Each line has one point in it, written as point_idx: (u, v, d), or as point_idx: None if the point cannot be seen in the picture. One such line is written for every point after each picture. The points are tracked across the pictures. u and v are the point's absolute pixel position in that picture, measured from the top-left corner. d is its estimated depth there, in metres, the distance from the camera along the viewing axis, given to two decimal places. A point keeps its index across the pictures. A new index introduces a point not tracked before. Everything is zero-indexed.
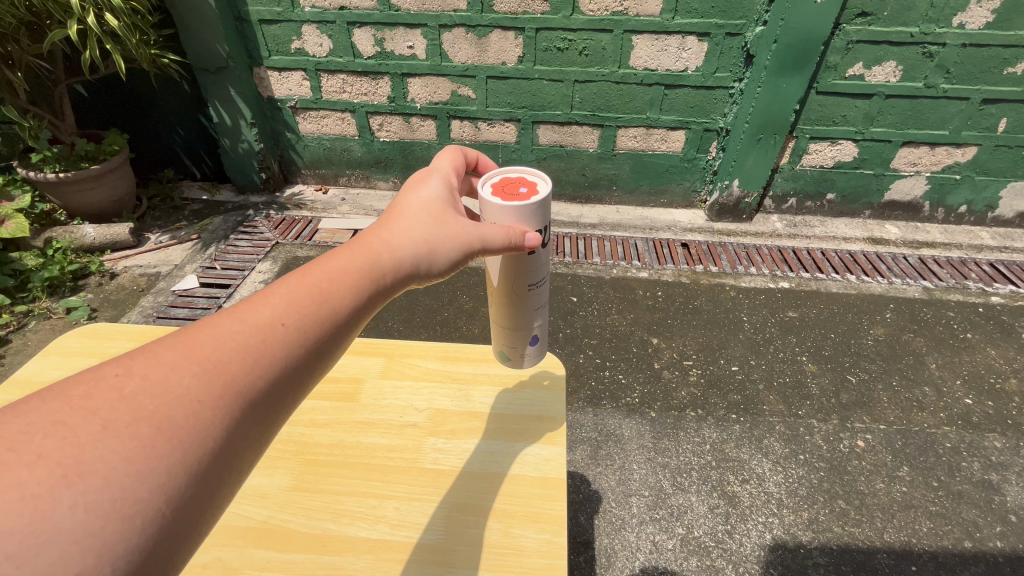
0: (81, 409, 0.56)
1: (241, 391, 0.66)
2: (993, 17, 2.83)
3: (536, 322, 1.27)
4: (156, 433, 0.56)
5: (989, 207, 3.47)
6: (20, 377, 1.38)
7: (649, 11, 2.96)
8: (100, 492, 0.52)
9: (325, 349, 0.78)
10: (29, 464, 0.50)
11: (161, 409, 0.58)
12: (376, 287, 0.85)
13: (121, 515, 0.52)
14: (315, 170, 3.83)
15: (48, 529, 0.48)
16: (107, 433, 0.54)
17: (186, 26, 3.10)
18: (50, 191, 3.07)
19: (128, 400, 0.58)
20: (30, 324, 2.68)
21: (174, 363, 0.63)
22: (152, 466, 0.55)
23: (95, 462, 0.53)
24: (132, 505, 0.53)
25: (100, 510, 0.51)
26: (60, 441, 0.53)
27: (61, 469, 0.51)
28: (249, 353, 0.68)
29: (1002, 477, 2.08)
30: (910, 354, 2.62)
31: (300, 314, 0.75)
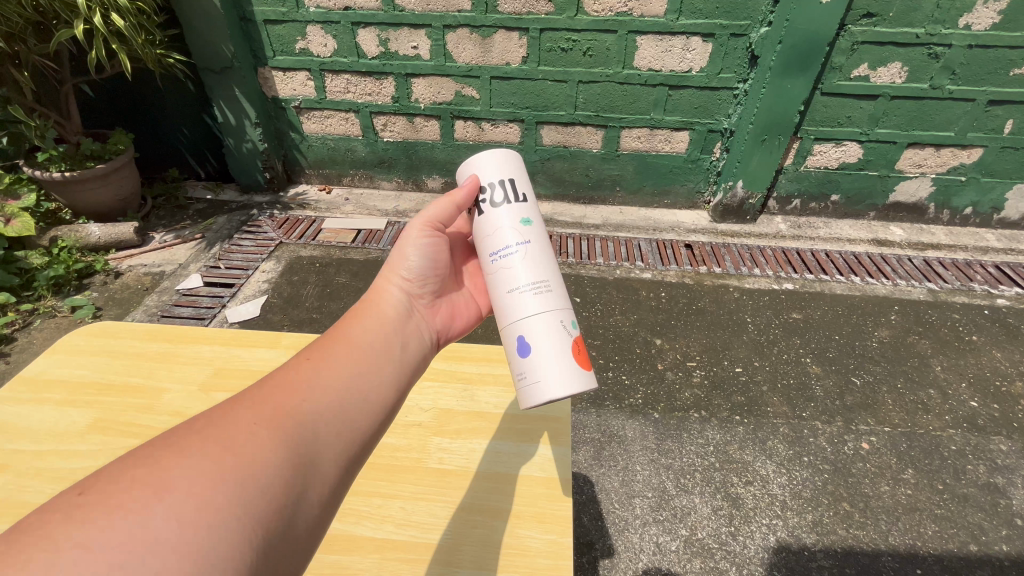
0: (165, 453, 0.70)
1: (284, 416, 0.83)
2: (999, 18, 2.81)
3: (517, 307, 1.20)
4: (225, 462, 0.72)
5: (994, 209, 3.46)
6: (27, 374, 1.38)
7: (653, 11, 2.95)
8: (186, 505, 0.65)
9: (351, 384, 0.95)
10: (131, 487, 0.64)
11: (226, 447, 0.74)
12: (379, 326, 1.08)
13: (205, 522, 0.64)
14: (319, 170, 3.84)
15: (149, 530, 0.61)
16: (188, 465, 0.69)
17: (191, 26, 3.11)
18: (55, 190, 3.09)
19: (200, 445, 0.73)
20: (35, 322, 2.70)
21: (225, 409, 0.81)
22: (229, 471, 0.71)
23: (181, 485, 0.66)
24: (212, 516, 0.66)
25: (189, 518, 0.64)
26: (150, 475, 0.67)
27: (150, 491, 0.64)
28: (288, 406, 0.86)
29: (1007, 480, 2.07)
30: (914, 356, 2.61)
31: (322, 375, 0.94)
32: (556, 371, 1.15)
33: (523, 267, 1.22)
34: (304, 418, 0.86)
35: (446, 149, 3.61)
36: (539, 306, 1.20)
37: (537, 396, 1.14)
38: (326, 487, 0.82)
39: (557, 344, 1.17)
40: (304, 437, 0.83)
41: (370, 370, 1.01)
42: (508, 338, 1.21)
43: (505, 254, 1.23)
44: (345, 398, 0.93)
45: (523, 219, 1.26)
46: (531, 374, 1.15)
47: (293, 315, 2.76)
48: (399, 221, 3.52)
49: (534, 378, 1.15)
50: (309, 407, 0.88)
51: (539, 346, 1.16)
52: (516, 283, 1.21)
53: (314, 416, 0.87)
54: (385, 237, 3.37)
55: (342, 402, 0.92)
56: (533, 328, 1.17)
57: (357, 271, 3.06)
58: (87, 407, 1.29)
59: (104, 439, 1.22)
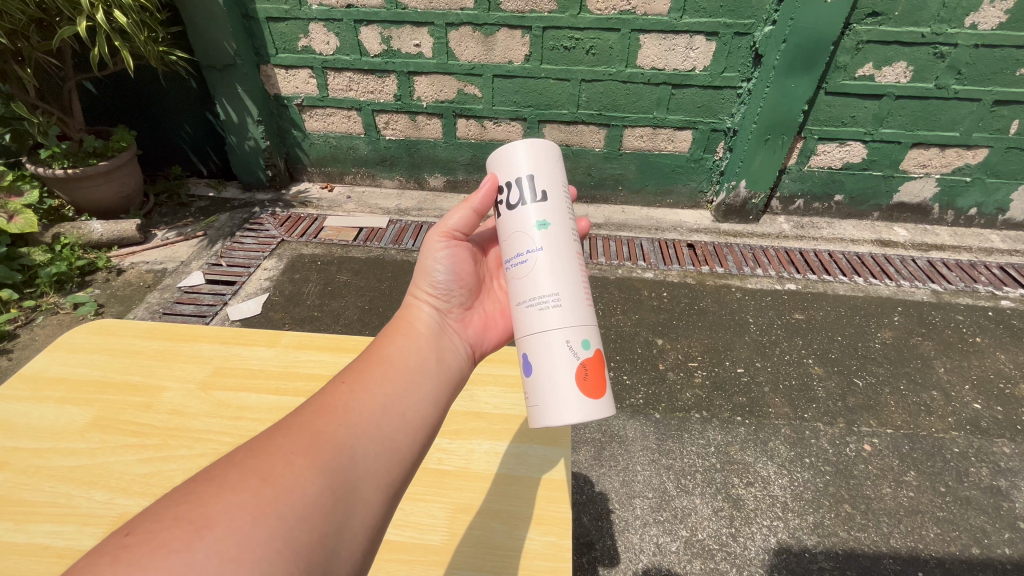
0: (208, 486, 0.71)
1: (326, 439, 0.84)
2: (1005, 18, 2.79)
3: (530, 323, 1.17)
4: (261, 493, 0.72)
5: (999, 209, 3.43)
6: (28, 372, 1.39)
7: (657, 10, 2.94)
8: (225, 541, 0.65)
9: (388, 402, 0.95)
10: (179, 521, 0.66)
11: (264, 476, 0.74)
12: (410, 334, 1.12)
13: (244, 559, 0.64)
14: (321, 168, 3.84)
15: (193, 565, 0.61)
16: (226, 499, 0.69)
17: (194, 23, 3.11)
18: (58, 187, 3.09)
19: (240, 475, 0.74)
20: (37, 319, 2.70)
21: (267, 438, 0.82)
22: (273, 501, 0.71)
23: (218, 520, 0.66)
24: (252, 551, 0.66)
25: (228, 554, 0.64)
26: (192, 508, 0.68)
27: (194, 526, 0.65)
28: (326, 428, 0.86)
29: (1011, 483, 2.06)
30: (917, 358, 2.60)
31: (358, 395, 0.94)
32: (564, 394, 1.12)
33: (536, 276, 1.17)
34: (347, 441, 0.86)
35: (449, 147, 3.61)
36: (551, 321, 1.15)
37: (542, 419, 1.13)
38: (371, 512, 0.82)
39: (566, 364, 1.13)
40: (347, 460, 0.83)
41: (408, 388, 1.00)
42: (522, 353, 1.19)
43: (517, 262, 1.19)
44: (385, 419, 0.93)
45: (540, 221, 1.19)
46: (537, 397, 1.15)
47: (294, 313, 2.76)
48: (400, 219, 3.52)
49: (539, 402, 1.14)
50: (351, 429, 0.88)
51: (545, 369, 1.14)
52: (528, 294, 1.17)
53: (357, 439, 0.87)
54: (386, 235, 3.36)
55: (382, 420, 0.92)
56: (540, 350, 1.15)
57: (358, 270, 3.06)
58: (87, 405, 1.29)
59: (104, 437, 1.22)
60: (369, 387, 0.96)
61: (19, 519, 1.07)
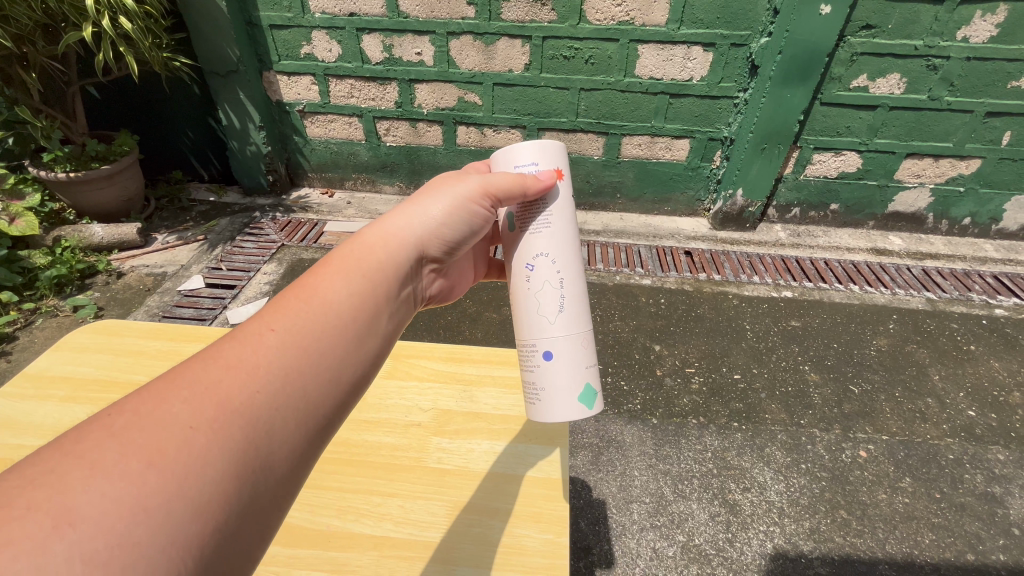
0: (83, 454, 0.60)
1: (221, 435, 0.66)
2: (996, 31, 2.84)
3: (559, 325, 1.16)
4: (149, 465, 0.60)
5: (993, 219, 3.47)
6: (31, 371, 1.40)
7: (655, 21, 2.99)
8: (95, 542, 0.54)
9: (311, 397, 0.77)
10: (24, 517, 0.53)
11: (153, 441, 0.62)
12: (361, 298, 0.89)
13: (125, 556, 0.55)
14: (321, 174, 3.87)
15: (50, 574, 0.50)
16: (97, 475, 0.58)
17: (198, 31, 3.15)
18: (60, 190, 3.11)
19: (124, 438, 0.62)
20: (36, 322, 2.71)
21: (173, 383, 0.70)
22: (166, 479, 0.60)
23: (86, 509, 0.55)
24: (131, 550, 0.55)
25: (96, 560, 0.53)
26: (50, 489, 0.56)
27: (53, 520, 0.54)
28: (245, 375, 0.72)
29: (1005, 490, 2.07)
30: (913, 365, 2.62)
31: (289, 332, 0.79)
32: (572, 384, 1.15)
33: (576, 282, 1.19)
34: (264, 420, 0.71)
35: (449, 154, 3.64)
36: (580, 319, 1.18)
37: (559, 396, 1.15)
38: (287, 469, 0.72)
39: (579, 362, 1.16)
40: (262, 451, 0.69)
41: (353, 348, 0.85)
42: (531, 329, 1.18)
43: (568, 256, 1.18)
44: (312, 393, 0.77)
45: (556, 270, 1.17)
46: (539, 370, 1.15)
47: None
48: None
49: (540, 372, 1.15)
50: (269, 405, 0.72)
51: (564, 351, 1.15)
52: (566, 288, 1.17)
53: (275, 418, 0.72)
54: None
55: (300, 413, 0.75)
56: (563, 335, 1.16)
57: None
58: (92, 404, 1.30)
59: None
60: (294, 367, 0.76)
61: None
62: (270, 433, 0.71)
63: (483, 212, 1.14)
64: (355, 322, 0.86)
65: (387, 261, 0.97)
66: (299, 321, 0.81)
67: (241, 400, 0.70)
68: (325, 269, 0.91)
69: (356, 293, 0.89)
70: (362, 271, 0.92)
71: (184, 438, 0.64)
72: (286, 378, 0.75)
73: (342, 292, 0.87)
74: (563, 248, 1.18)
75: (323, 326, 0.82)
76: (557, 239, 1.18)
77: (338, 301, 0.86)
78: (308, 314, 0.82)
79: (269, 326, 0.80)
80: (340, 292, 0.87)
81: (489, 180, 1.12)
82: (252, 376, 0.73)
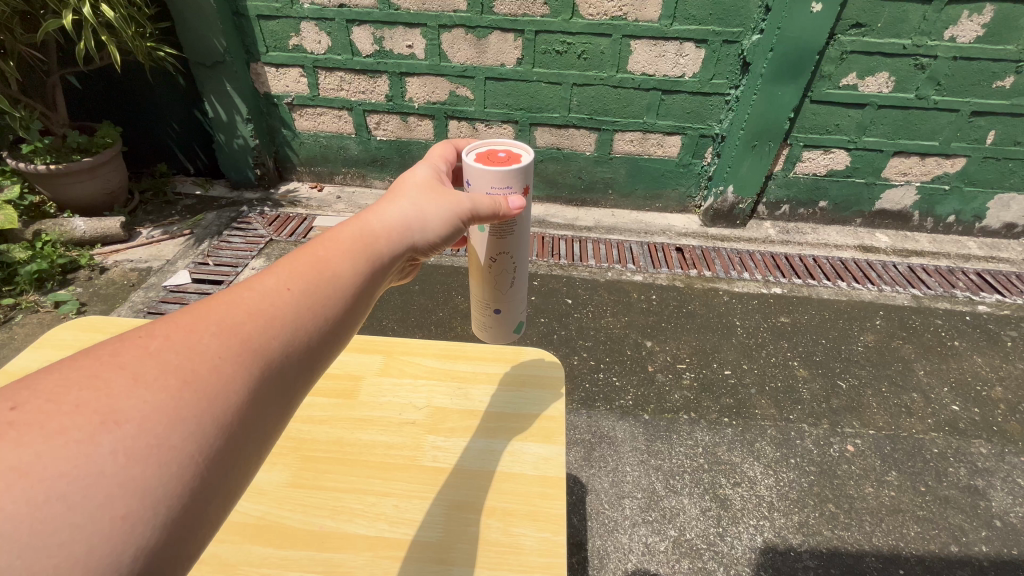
0: (115, 365, 0.56)
1: (246, 365, 0.63)
2: (983, 31, 2.88)
3: (512, 296, 1.44)
4: (181, 386, 0.57)
5: (976, 217, 3.53)
6: (12, 369, 1.35)
7: (648, 16, 2.98)
8: (138, 440, 0.52)
9: (325, 345, 0.74)
10: (67, 413, 0.51)
11: (184, 365, 0.59)
12: (377, 255, 0.85)
13: (158, 462, 0.52)
14: (310, 168, 3.81)
15: (90, 471, 0.49)
16: (137, 384, 0.55)
17: (183, 20, 3.07)
18: (40, 183, 3.03)
19: (155, 357, 0.58)
20: (16, 318, 2.63)
21: (198, 313, 0.65)
22: (196, 404, 0.57)
23: (130, 411, 0.53)
24: (165, 452, 0.53)
25: (137, 457, 0.51)
26: (93, 393, 0.53)
27: (98, 417, 0.51)
28: (266, 321, 0.68)
29: (987, 483, 2.12)
30: (898, 360, 2.66)
31: (308, 284, 0.75)
32: (512, 324, 1.53)
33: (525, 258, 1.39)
34: (276, 372, 0.67)
35: None
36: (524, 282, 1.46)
37: (502, 331, 1.53)
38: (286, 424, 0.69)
39: (519, 311, 1.52)
40: (271, 400, 0.66)
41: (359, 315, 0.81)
42: (489, 295, 1.43)
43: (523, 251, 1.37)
44: (320, 353, 0.73)
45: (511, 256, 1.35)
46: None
47: None
48: None
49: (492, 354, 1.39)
50: (282, 357, 0.68)
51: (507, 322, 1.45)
52: (519, 269, 1.40)
53: (284, 373, 0.68)
54: None
55: (313, 359, 0.72)
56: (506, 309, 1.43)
57: None
58: None
59: None
60: (310, 321, 0.72)
61: None
62: (287, 372, 0.68)
63: (458, 230, 1.04)
64: (368, 285, 0.82)
65: (401, 226, 0.91)
66: (318, 276, 0.76)
67: (262, 343, 0.66)
68: (345, 227, 0.86)
69: (371, 260, 0.84)
70: (377, 237, 0.87)
71: (215, 366, 0.60)
72: (307, 321, 0.72)
73: (360, 255, 0.83)
74: (524, 244, 1.35)
75: (338, 286, 0.77)
76: (522, 242, 1.33)
77: (354, 265, 0.81)
78: (325, 271, 0.77)
79: (290, 274, 0.75)
80: (356, 256, 0.82)
81: (477, 200, 1.07)
82: (274, 314, 0.69)
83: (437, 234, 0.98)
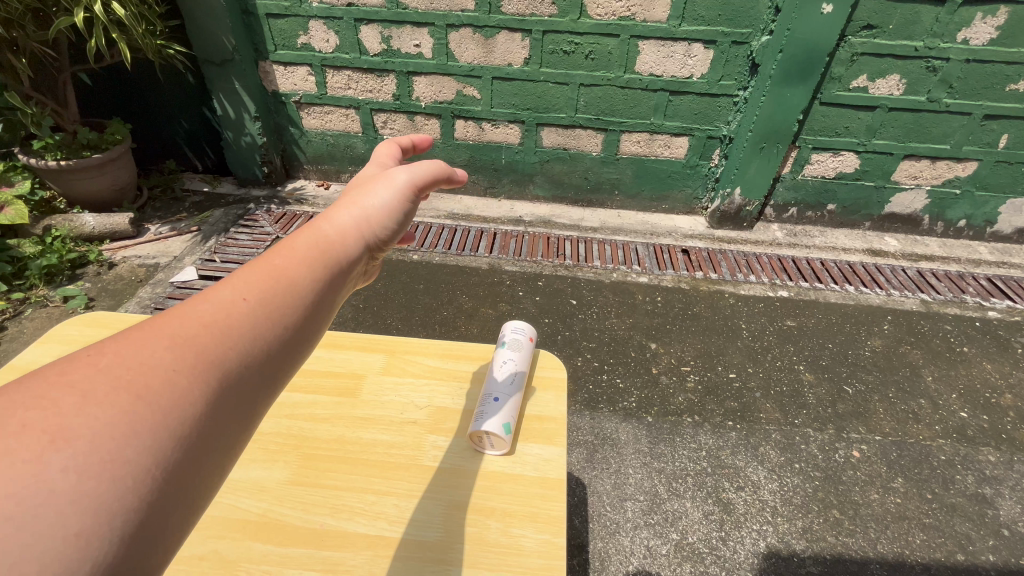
0: (58, 382, 0.48)
1: (204, 377, 0.54)
2: (996, 33, 2.84)
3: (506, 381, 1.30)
4: (135, 399, 0.49)
5: (987, 222, 3.49)
6: (19, 363, 1.36)
7: (656, 17, 2.97)
8: (91, 454, 0.45)
9: (293, 354, 0.64)
10: (5, 435, 0.43)
11: (135, 376, 0.50)
12: (342, 255, 0.73)
13: (113, 478, 0.45)
14: (317, 166, 3.83)
15: (37, 493, 0.41)
16: (85, 400, 0.47)
17: (193, 18, 3.09)
18: (51, 179, 3.06)
19: (100, 371, 0.49)
20: (26, 312, 2.66)
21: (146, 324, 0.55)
22: (150, 418, 0.48)
23: (80, 425, 0.45)
24: (119, 466, 0.46)
25: (93, 472, 0.44)
26: (36, 413, 0.45)
27: (46, 435, 0.44)
28: (223, 329, 0.58)
29: (995, 491, 2.09)
30: (906, 366, 2.63)
31: (271, 286, 0.64)
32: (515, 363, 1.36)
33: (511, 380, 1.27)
34: (236, 385, 0.57)
35: (447, 148, 3.62)
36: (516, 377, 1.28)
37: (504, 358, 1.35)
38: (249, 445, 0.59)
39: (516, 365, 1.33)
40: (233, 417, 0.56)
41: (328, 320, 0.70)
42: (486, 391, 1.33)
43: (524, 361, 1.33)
44: (287, 363, 0.63)
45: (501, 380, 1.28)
46: (493, 414, 1.18)
47: None
48: None
49: (494, 418, 1.17)
50: (245, 369, 0.58)
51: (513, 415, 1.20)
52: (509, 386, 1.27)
53: (247, 387, 0.58)
54: None
55: (280, 361, 0.62)
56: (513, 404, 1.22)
57: None
58: None
59: None
60: (275, 328, 0.62)
61: None
62: (251, 383, 0.58)
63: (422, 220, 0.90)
64: (336, 288, 0.71)
65: (367, 223, 0.79)
66: (280, 278, 0.65)
67: (220, 353, 0.56)
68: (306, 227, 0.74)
69: (336, 260, 0.72)
70: (340, 235, 0.75)
71: (169, 378, 0.52)
72: (272, 327, 0.61)
73: (323, 255, 0.71)
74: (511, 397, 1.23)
75: (303, 288, 0.66)
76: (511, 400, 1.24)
77: (317, 265, 0.69)
78: (289, 272, 0.66)
79: (249, 278, 0.64)
80: (318, 255, 0.70)
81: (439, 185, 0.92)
82: (233, 321, 0.59)
83: (403, 224, 0.84)
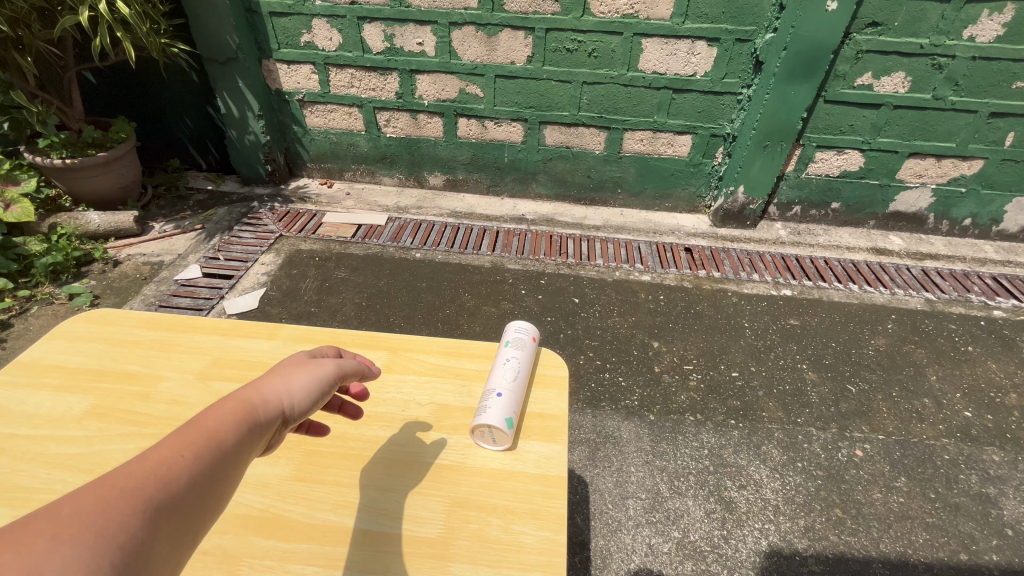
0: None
1: (127, 530, 0.55)
2: (1003, 31, 2.82)
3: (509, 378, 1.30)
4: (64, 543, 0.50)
5: (993, 221, 3.47)
6: (25, 360, 1.38)
7: (660, 15, 2.96)
8: None
9: (205, 510, 0.65)
10: None
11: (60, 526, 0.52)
12: (258, 417, 0.77)
13: None
14: (320, 164, 3.84)
15: None
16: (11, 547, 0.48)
17: (197, 17, 3.10)
18: (56, 177, 3.08)
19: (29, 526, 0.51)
20: (32, 309, 2.68)
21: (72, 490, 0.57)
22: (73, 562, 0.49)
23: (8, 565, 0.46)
24: None
25: None
26: None
27: None
28: (146, 485, 0.60)
29: (999, 491, 2.08)
30: (910, 365, 2.62)
31: (193, 445, 0.67)
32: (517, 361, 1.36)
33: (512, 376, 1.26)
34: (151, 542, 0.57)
35: (450, 146, 3.62)
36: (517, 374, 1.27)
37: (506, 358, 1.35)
38: None
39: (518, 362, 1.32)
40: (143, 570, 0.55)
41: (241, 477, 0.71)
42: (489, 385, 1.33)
43: (526, 361, 1.33)
44: (198, 521, 0.63)
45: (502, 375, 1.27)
46: (494, 408, 1.19)
47: (292, 308, 2.76)
48: (400, 217, 3.54)
49: (495, 411, 1.17)
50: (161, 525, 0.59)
51: (515, 410, 1.20)
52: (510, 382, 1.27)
53: (160, 543, 0.58)
54: (385, 233, 3.38)
55: (193, 519, 0.63)
56: (515, 399, 1.22)
57: (357, 266, 3.06)
58: (84, 393, 1.28)
59: (100, 425, 1.21)
60: (194, 484, 0.64)
61: (14, 505, 1.05)
62: (164, 540, 0.58)
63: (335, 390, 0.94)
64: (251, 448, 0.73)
65: (281, 391, 0.84)
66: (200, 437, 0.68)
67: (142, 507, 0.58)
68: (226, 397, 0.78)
69: (252, 421, 0.75)
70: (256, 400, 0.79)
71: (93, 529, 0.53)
72: (190, 482, 0.63)
73: (240, 417, 0.74)
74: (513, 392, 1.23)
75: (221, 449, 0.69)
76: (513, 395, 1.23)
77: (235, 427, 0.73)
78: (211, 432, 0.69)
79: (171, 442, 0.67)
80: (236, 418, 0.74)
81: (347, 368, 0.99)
82: (157, 476, 0.61)
83: (317, 396, 0.89)
